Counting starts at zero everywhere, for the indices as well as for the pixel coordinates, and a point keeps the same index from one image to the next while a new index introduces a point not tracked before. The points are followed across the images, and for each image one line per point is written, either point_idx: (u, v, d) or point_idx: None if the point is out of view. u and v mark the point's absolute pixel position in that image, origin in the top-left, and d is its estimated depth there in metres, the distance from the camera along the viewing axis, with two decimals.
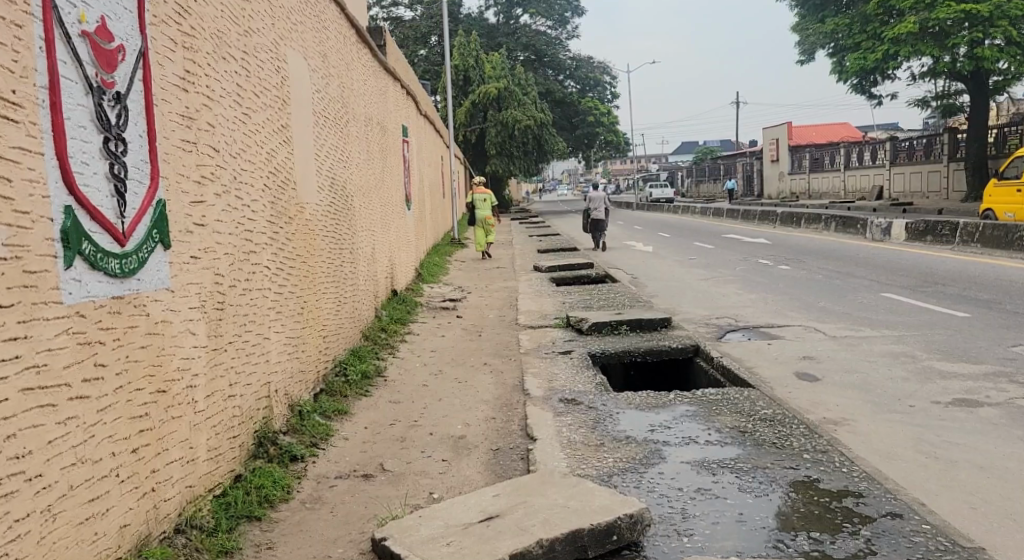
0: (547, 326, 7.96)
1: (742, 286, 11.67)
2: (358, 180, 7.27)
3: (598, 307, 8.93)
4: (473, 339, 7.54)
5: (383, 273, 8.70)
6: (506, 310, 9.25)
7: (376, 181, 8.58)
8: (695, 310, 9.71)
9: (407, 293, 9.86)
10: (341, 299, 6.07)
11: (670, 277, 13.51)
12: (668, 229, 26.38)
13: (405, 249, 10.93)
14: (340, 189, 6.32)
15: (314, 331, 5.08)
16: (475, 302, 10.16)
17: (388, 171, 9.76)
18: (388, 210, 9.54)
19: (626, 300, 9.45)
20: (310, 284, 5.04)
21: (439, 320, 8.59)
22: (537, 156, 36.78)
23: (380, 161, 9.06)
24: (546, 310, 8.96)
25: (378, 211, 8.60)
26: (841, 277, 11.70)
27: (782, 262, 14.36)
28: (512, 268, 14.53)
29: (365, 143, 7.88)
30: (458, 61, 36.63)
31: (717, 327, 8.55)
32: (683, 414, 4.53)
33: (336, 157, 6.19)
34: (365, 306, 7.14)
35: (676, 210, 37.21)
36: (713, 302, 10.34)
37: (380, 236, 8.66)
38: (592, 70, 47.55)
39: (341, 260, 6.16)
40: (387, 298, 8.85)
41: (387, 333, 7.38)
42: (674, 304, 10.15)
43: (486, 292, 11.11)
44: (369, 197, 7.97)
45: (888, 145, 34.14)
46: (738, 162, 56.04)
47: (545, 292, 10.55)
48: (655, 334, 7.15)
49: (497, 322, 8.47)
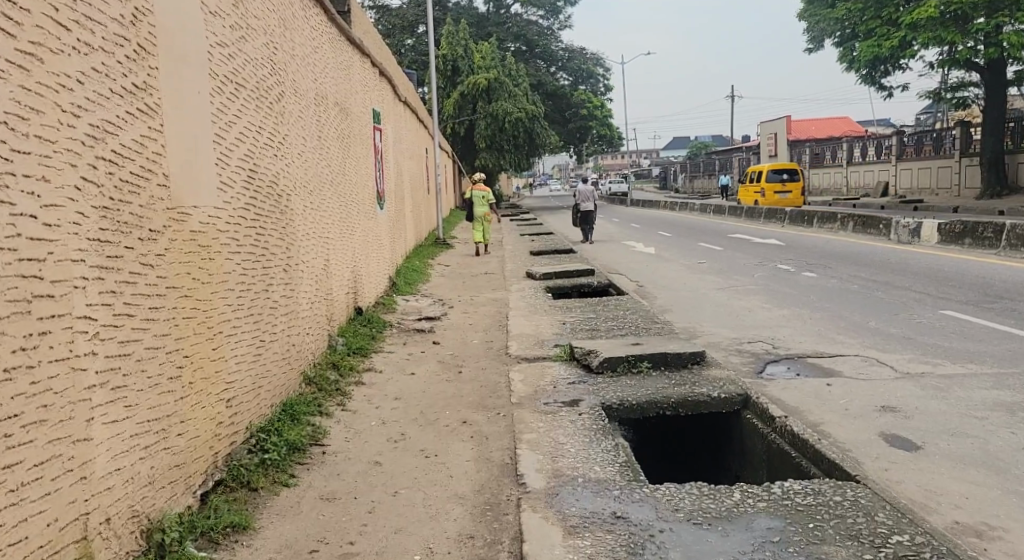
0: (544, 359, 6.36)
1: (767, 299, 10.07)
2: (300, 173, 5.65)
3: (606, 332, 7.32)
4: (452, 378, 5.92)
5: (341, 290, 7.08)
6: (493, 333, 7.61)
7: (331, 173, 6.93)
8: (720, 332, 8.09)
9: (370, 310, 8.19)
10: (265, 339, 4.43)
11: (680, 285, 11.93)
12: (668, 227, 24.78)
13: (374, 256, 9.28)
14: (266, 185, 4.68)
15: (207, 397, 3.46)
16: (457, 319, 8.55)
17: (351, 162, 8.11)
18: (349, 211, 7.89)
19: (638, 320, 7.84)
20: (201, 327, 3.42)
21: (410, 348, 6.94)
22: (527, 150, 35.17)
23: (339, 148, 7.42)
24: (543, 334, 7.34)
25: (333, 213, 6.94)
26: (880, 288, 10.12)
27: (805, 267, 12.78)
28: (501, 275, 12.89)
29: (313, 127, 6.22)
30: (446, 50, 34.92)
31: (754, 358, 6.95)
32: (767, 542, 2.92)
33: (259, 140, 4.55)
34: (307, 338, 5.51)
35: (673, 207, 35.59)
36: (738, 321, 8.74)
37: (337, 244, 7.02)
38: (585, 61, 45.93)
39: (266, 281, 4.51)
40: (346, 323, 7.20)
41: (338, 374, 5.73)
42: (692, 324, 8.55)
43: (472, 305, 9.49)
44: (318, 194, 6.32)
45: (895, 140, 32.56)
46: (734, 157, 54.54)
47: (540, 307, 8.93)
48: (688, 375, 5.52)
49: (482, 351, 6.84)
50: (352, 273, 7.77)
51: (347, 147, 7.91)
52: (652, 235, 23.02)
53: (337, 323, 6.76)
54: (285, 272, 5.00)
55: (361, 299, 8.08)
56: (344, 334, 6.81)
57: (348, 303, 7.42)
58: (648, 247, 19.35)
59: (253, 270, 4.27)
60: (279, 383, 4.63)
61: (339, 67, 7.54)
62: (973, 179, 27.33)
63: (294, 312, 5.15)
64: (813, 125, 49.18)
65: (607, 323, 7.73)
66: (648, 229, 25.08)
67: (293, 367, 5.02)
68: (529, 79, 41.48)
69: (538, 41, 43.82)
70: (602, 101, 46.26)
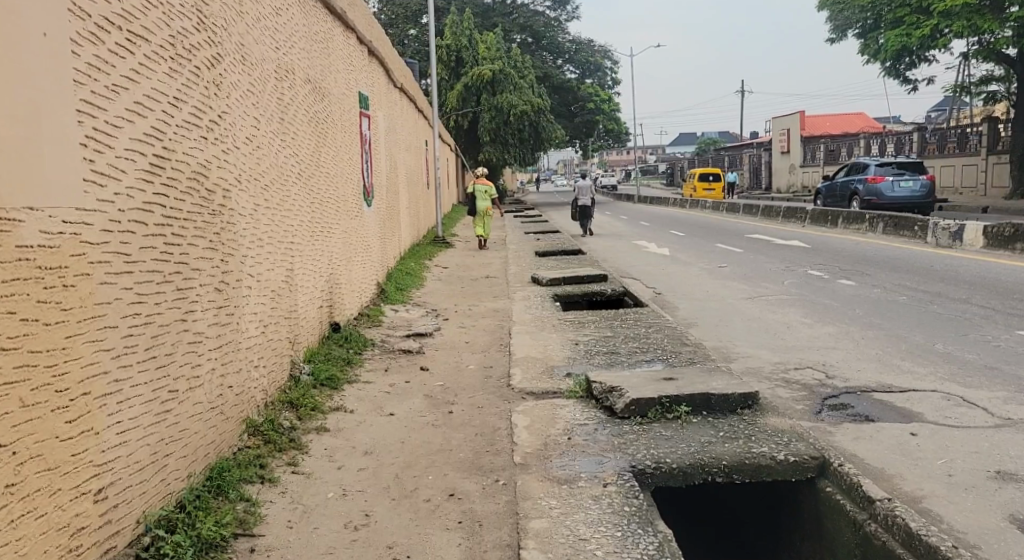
0: (554, 396, 5.19)
1: (805, 312, 8.87)
2: (250, 163, 4.50)
3: (628, 358, 6.13)
4: (441, 421, 4.74)
5: (310, 306, 5.91)
6: (492, 358, 6.42)
7: (298, 165, 5.75)
8: (760, 357, 6.88)
9: (348, 325, 7.03)
10: (180, 387, 3.27)
11: (703, 293, 10.79)
12: (681, 226, 23.62)
13: (357, 261, 8.11)
14: (190, 177, 3.52)
15: (55, 497, 2.34)
16: (452, 336, 7.38)
17: (328, 152, 6.94)
18: (325, 209, 6.73)
19: (663, 342, 6.65)
20: (42, 392, 2.29)
21: (393, 376, 5.76)
22: (533, 144, 34.04)
23: (311, 136, 6.25)
24: (552, 360, 6.16)
25: (300, 210, 5.75)
26: (933, 301, 8.92)
27: (840, 274, 11.59)
28: (504, 280, 11.71)
29: (272, 108, 5.05)
30: (450, 41, 33.70)
31: (807, 392, 5.75)
32: None
33: (178, 117, 3.40)
34: (254, 374, 4.34)
35: (683, 204, 34.29)
36: (777, 340, 7.54)
37: (305, 250, 5.86)
38: (593, 54, 44.75)
39: (184, 307, 3.35)
40: (317, 345, 6.03)
41: (296, 418, 4.55)
42: (725, 345, 7.35)
43: (470, 318, 8.32)
44: (278, 190, 5.15)
45: (916, 137, 31.19)
46: (745, 154, 53.17)
47: (548, 323, 7.74)
48: (738, 425, 4.34)
49: (478, 381, 5.66)
50: (326, 283, 6.59)
51: (323, 134, 6.72)
52: (664, 234, 21.82)
53: (304, 347, 5.59)
54: (221, 291, 3.83)
55: (338, 314, 6.91)
56: (312, 361, 5.64)
57: (321, 321, 6.27)
58: (661, 247, 18.15)
59: (161, 294, 3.10)
60: (202, 444, 3.47)
61: (312, 39, 6.35)
62: (1002, 178, 25.95)
63: (233, 345, 3.98)
64: (827, 120, 47.79)
65: (627, 346, 6.54)
66: (659, 227, 23.86)
67: (229, 416, 3.86)
68: (535, 72, 40.26)
69: (544, 33, 42.58)
70: (609, 95, 44.99)
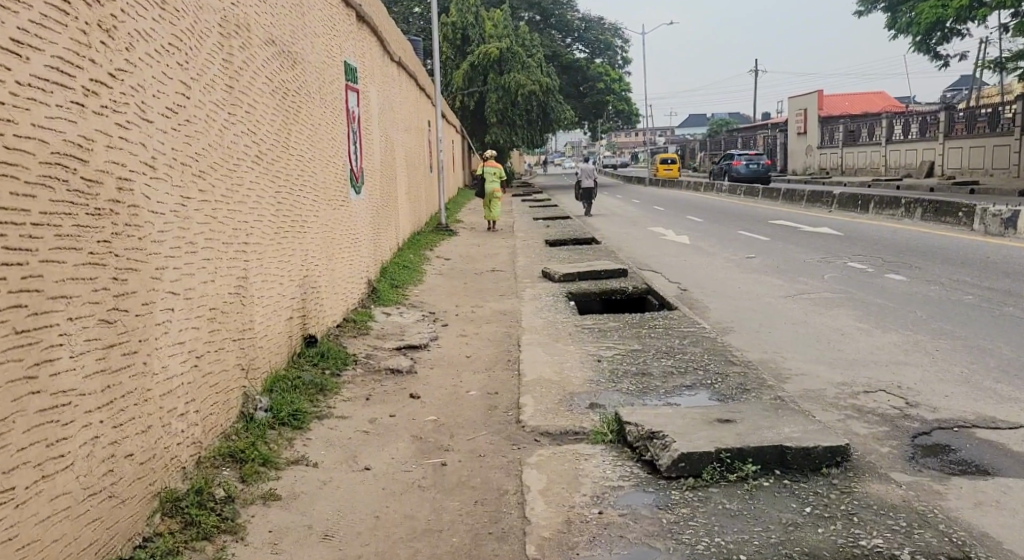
0: (575, 440, 4.11)
1: (857, 315, 7.72)
2: (175, 144, 3.34)
3: (664, 383, 5.03)
4: (431, 479, 3.66)
5: (271, 322, 4.76)
6: (497, 383, 5.31)
7: (255, 148, 4.59)
8: (819, 375, 5.76)
9: (325, 338, 5.90)
10: (18, 480, 2.13)
11: (734, 291, 9.70)
12: (698, 211, 22.47)
13: (340, 259, 6.96)
14: (59, 162, 2.37)
15: None
16: (451, 348, 6.32)
17: (301, 131, 5.78)
18: (297, 198, 5.60)
19: (703, 360, 5.53)
20: None
21: (374, 407, 4.68)
22: (541, 125, 32.89)
23: (276, 112, 5.09)
24: (570, 385, 5.05)
25: (256, 203, 4.57)
26: (1005, 301, 7.78)
27: (885, 266, 10.47)
28: (511, 274, 10.62)
29: (213, 73, 3.88)
30: (456, 17, 32.37)
31: (888, 428, 4.63)
32: None
33: (32, 71, 2.25)
34: (175, 428, 3.18)
35: (697, 187, 33.08)
36: (832, 352, 6.42)
37: (266, 253, 4.71)
38: (603, 32, 43.54)
39: (30, 359, 2.19)
40: (282, 370, 4.90)
41: (237, 480, 3.45)
42: (772, 360, 6.23)
43: (473, 326, 7.22)
44: (222, 180, 3.98)
45: (943, 116, 29.84)
46: (759, 135, 51.85)
47: (563, 333, 6.64)
48: (828, 496, 3.22)
49: (480, 417, 4.56)
50: (297, 290, 5.44)
51: (294, 110, 5.57)
52: (681, 219, 20.68)
53: (262, 376, 4.46)
54: (115, 325, 2.66)
55: (315, 325, 5.80)
56: (273, 391, 4.51)
57: (288, 339, 5.13)
58: (680, 235, 17.01)
59: None
60: (66, 556, 2.32)
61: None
62: None
63: (139, 396, 2.83)
64: (846, 100, 46.37)
65: (659, 366, 5.43)
66: (675, 213, 22.67)
67: (125, 499, 2.70)
68: (544, 50, 38.98)
69: (554, 10, 41.28)
70: (620, 74, 43.62)
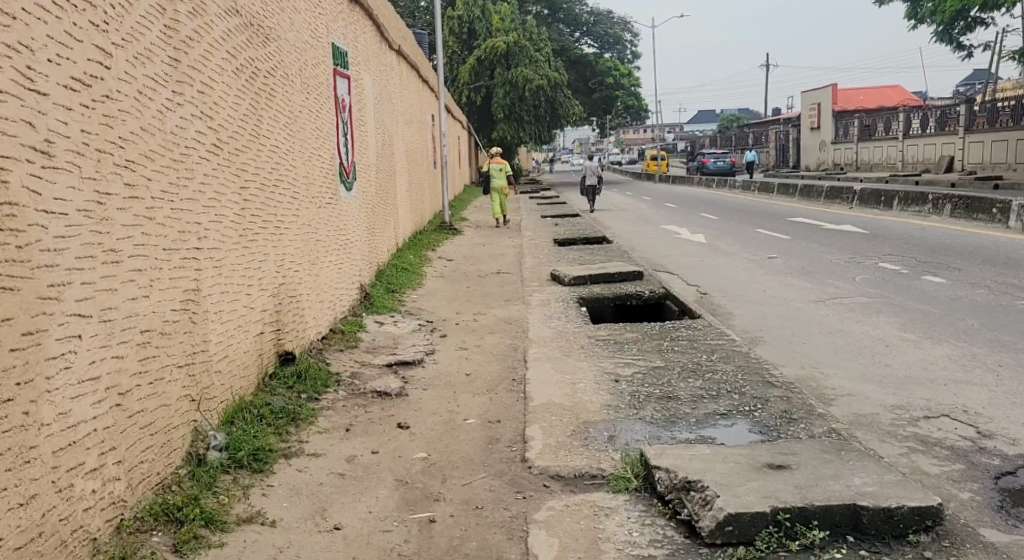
0: (593, 486, 3.40)
1: (901, 323, 6.98)
2: (88, 125, 2.67)
3: (693, 410, 4.31)
4: (416, 544, 2.95)
5: (234, 341, 4.07)
6: (500, 409, 4.60)
7: (212, 136, 3.91)
8: (868, 396, 5.03)
9: (305, 354, 5.21)
10: None
11: (758, 295, 8.98)
12: (712, 208, 21.71)
13: (325, 264, 6.27)
14: None
15: None
16: (448, 365, 5.63)
17: (275, 118, 5.09)
18: (270, 194, 4.90)
19: (736, 380, 4.82)
20: None
21: (354, 441, 3.96)
22: (549, 121, 32.17)
23: (241, 95, 4.40)
24: (583, 414, 4.34)
25: (212, 201, 3.88)
26: None
27: (920, 267, 9.73)
28: (517, 277, 9.91)
29: (148, 42, 3.20)
30: (462, 11, 31.57)
31: (963, 465, 3.89)
32: None
33: None
34: (82, 488, 2.51)
35: (709, 184, 32.30)
36: (879, 367, 5.68)
37: (226, 260, 4.01)
38: (613, 27, 42.81)
39: None
40: (247, 396, 4.20)
41: (170, 549, 2.75)
42: (811, 378, 5.51)
43: (474, 338, 6.52)
44: (163, 172, 3.29)
45: (963, 109, 29.00)
46: (770, 131, 51.01)
47: (574, 347, 5.93)
48: None
49: (479, 455, 3.84)
50: (270, 300, 4.75)
51: (266, 94, 4.88)
52: (695, 217, 19.94)
53: (219, 407, 3.77)
54: None
55: (293, 341, 5.11)
56: (234, 425, 3.81)
57: (256, 358, 4.44)
58: (695, 233, 16.27)
59: None
60: None
61: None
62: None
63: (17, 456, 2.21)
64: (860, 94, 45.51)
65: (687, 388, 4.71)
66: (687, 210, 21.91)
67: None
68: (552, 44, 38.21)
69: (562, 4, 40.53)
70: (629, 69, 42.84)
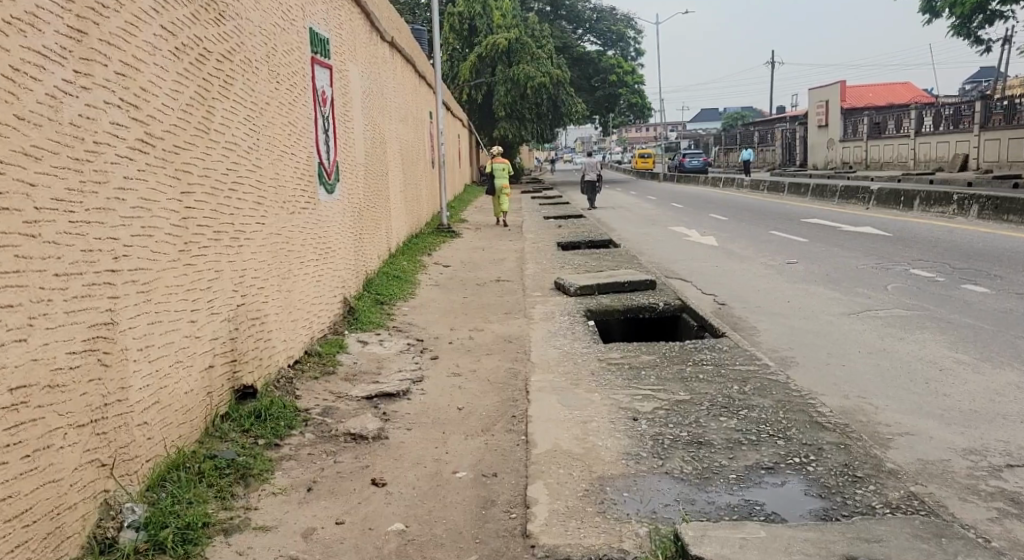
0: None
1: (949, 341, 6.23)
2: None
3: (731, 462, 3.56)
4: None
5: (170, 382, 3.31)
6: (496, 458, 3.85)
7: (137, 130, 3.13)
8: (932, 437, 4.27)
9: (268, 387, 4.44)
10: None
11: (782, 306, 8.23)
12: (721, 208, 20.96)
13: (297, 276, 5.49)
14: None
15: None
16: (438, 395, 4.89)
17: (232, 110, 4.30)
18: (225, 199, 4.13)
19: (776, 420, 4.06)
20: None
21: (316, 507, 3.21)
22: (552, 119, 31.45)
23: (184, 80, 3.63)
24: (598, 466, 3.59)
25: (138, 209, 3.09)
26: None
27: (957, 275, 8.98)
28: (519, 285, 9.16)
29: (32, 5, 2.44)
30: (463, 7, 30.81)
31: None
32: None
33: None
34: None
35: (716, 183, 31.55)
36: (938, 398, 4.92)
37: (156, 283, 3.23)
38: (616, 23, 42.10)
39: None
40: (187, 448, 3.44)
41: None
42: (858, 412, 4.75)
43: (469, 361, 5.77)
44: (55, 175, 2.53)
45: (978, 106, 28.20)
46: (776, 129, 50.25)
47: (583, 374, 5.17)
48: None
49: (470, 526, 3.09)
50: (222, 326, 3.97)
51: (218, 80, 4.09)
52: (704, 217, 19.20)
53: (144, 468, 3.02)
54: None
55: (254, 372, 4.35)
56: (164, 489, 3.06)
57: (201, 399, 3.66)
58: (706, 235, 15.54)
59: None
60: None
61: None
62: None
63: None
64: (869, 91, 44.71)
65: (719, 430, 3.96)
66: (695, 210, 21.15)
67: None
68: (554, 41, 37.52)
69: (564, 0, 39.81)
70: (634, 67, 42.11)
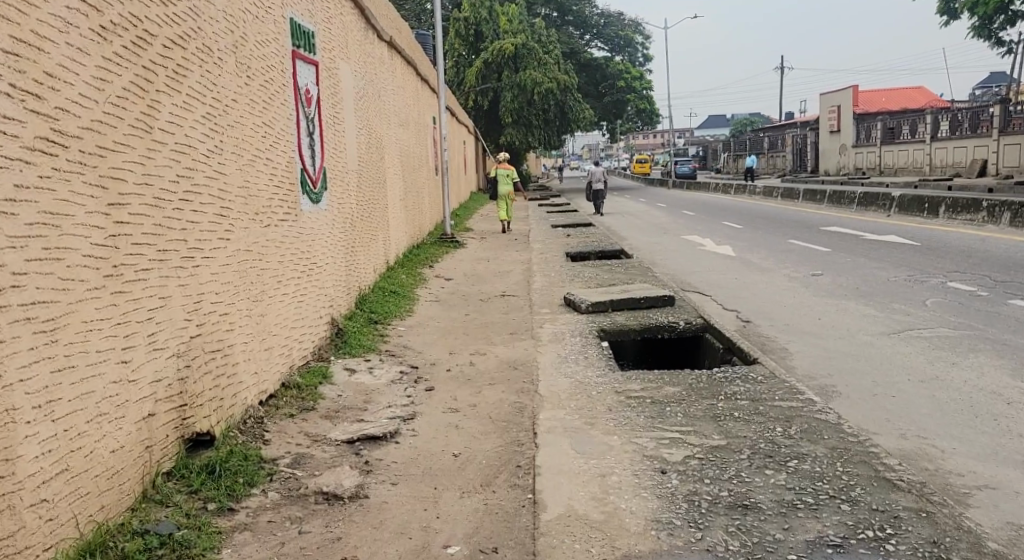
0: None
1: (1010, 367, 5.53)
2: None
3: (786, 536, 2.87)
4: None
5: (84, 443, 2.66)
6: (496, 525, 3.17)
7: (35, 126, 2.50)
8: (1018, 492, 3.57)
9: (229, 433, 3.78)
10: None
11: (813, 324, 7.53)
12: (735, 216, 20.24)
13: (272, 298, 4.81)
14: None
15: None
16: (431, 438, 4.21)
17: (185, 105, 3.65)
18: (175, 212, 3.48)
19: (835, 475, 3.38)
20: None
21: None
22: (559, 126, 30.83)
23: (114, 66, 2.99)
24: (622, 540, 2.91)
25: (36, 226, 2.48)
26: None
27: (1001, 289, 8.26)
28: (525, 301, 8.48)
29: None
30: (468, 13, 30.24)
31: None
32: None
33: None
34: None
35: (727, 190, 30.82)
36: (1012, 440, 4.22)
37: (65, 319, 2.57)
38: (624, 29, 41.57)
39: None
40: (111, 522, 2.78)
41: None
42: (922, 458, 4.05)
43: (468, 392, 5.08)
44: None
45: (997, 110, 27.41)
46: (787, 135, 49.54)
47: (599, 411, 4.49)
48: None
49: None
50: (168, 364, 3.30)
51: (165, 69, 3.44)
52: (718, 225, 18.49)
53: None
54: None
55: (213, 415, 3.68)
56: None
57: (136, 456, 3.00)
58: (721, 244, 14.84)
59: None
60: None
61: None
62: None
63: None
64: (882, 97, 43.93)
65: (767, 490, 3.27)
66: (708, 218, 20.45)
67: None
68: (561, 48, 36.99)
69: (571, 6, 39.23)
70: (642, 73, 41.54)
